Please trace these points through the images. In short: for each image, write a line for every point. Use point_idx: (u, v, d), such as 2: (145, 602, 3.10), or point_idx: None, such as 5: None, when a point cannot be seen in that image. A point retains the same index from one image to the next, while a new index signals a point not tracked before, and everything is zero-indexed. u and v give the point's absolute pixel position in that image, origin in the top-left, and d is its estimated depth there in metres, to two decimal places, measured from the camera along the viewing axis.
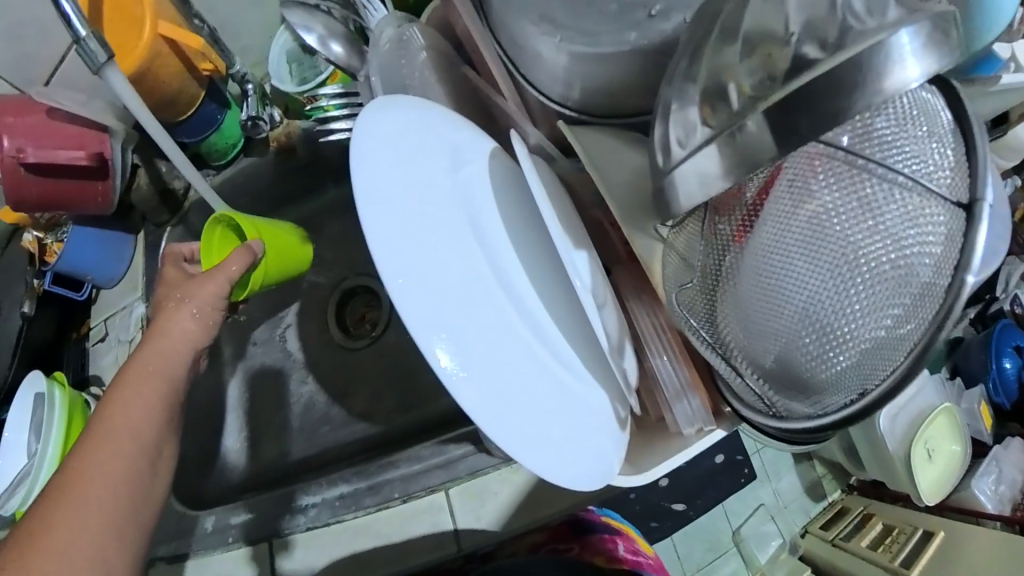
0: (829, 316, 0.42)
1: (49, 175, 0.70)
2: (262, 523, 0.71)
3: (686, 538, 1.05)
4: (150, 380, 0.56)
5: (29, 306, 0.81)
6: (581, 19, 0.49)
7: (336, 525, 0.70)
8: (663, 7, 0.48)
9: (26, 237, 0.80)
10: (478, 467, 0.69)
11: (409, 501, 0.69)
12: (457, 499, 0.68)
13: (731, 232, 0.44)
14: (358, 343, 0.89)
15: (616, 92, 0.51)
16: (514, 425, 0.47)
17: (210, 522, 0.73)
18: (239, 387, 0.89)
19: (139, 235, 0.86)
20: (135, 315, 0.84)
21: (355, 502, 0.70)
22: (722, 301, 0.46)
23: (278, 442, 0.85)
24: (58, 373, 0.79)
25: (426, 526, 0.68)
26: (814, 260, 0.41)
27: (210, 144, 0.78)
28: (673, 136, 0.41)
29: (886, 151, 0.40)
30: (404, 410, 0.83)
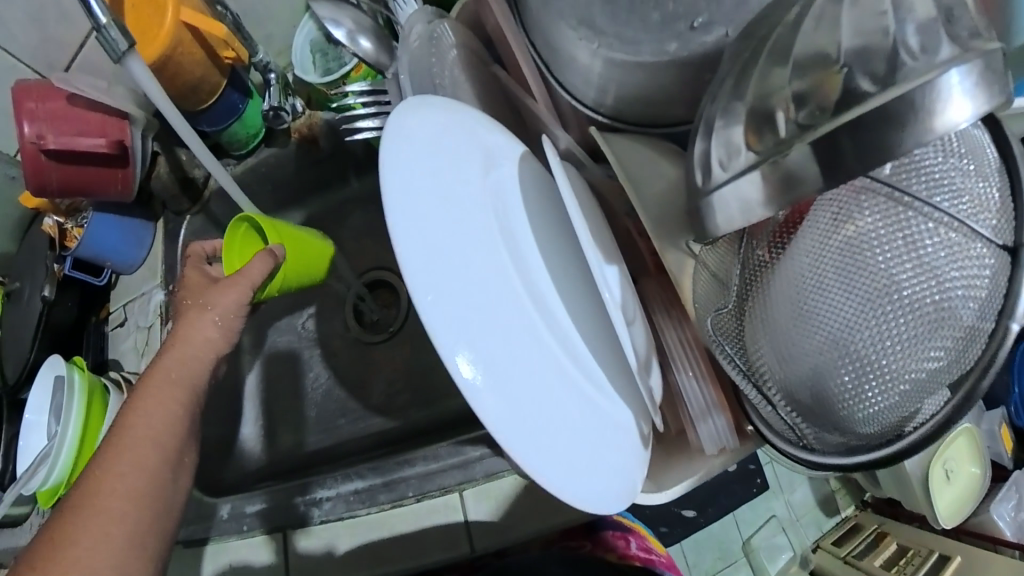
0: (873, 356, 0.40)
1: (71, 162, 0.71)
2: (277, 513, 0.72)
3: (696, 545, 1.04)
4: (171, 389, 0.57)
5: (50, 290, 0.81)
6: (622, 25, 0.46)
7: (350, 520, 0.70)
8: (706, 20, 0.45)
9: (46, 222, 0.83)
10: (495, 470, 0.68)
11: (422, 500, 0.69)
12: (471, 499, 0.67)
13: (770, 259, 0.42)
14: (375, 338, 0.87)
15: (653, 101, 0.49)
16: (539, 442, 0.44)
17: (227, 509, 0.74)
18: (255, 376, 0.90)
19: (159, 222, 0.87)
20: (155, 302, 0.85)
21: (369, 497, 0.70)
22: (751, 331, 0.44)
23: (294, 433, 0.86)
24: (79, 358, 0.79)
25: (438, 525, 0.67)
26: (853, 296, 0.39)
27: (232, 133, 0.76)
28: (714, 155, 0.38)
29: (939, 188, 0.37)
30: (420, 406, 0.83)
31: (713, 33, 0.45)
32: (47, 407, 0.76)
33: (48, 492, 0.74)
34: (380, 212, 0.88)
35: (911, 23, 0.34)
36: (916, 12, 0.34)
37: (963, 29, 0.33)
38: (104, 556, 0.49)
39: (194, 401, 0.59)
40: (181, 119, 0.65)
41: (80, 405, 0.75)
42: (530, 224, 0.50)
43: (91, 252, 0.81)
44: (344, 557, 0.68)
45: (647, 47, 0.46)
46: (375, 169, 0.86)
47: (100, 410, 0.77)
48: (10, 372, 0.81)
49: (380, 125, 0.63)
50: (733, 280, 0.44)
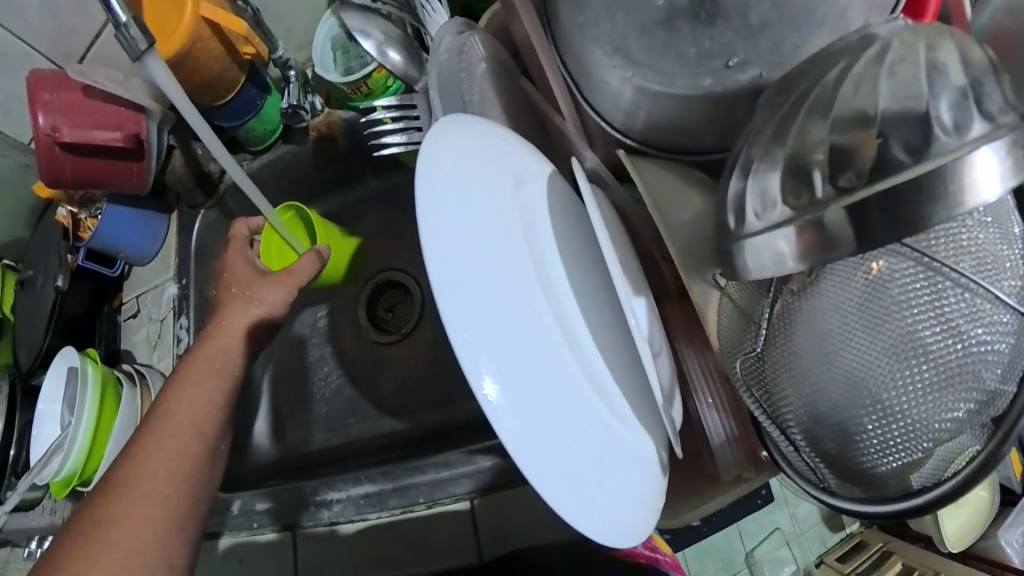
0: (895, 417, 0.39)
1: (86, 154, 0.71)
2: (286, 512, 0.72)
3: (698, 555, 1.03)
4: (214, 376, 0.58)
5: (63, 280, 0.81)
6: (660, 57, 0.43)
7: (359, 523, 0.69)
8: (742, 59, 0.41)
9: (60, 212, 0.82)
10: (504, 482, 0.65)
11: (433, 507, 0.67)
12: (481, 509, 0.65)
13: (791, 313, 0.40)
14: (387, 339, 0.84)
15: (684, 130, 0.47)
16: (561, 467, 0.43)
17: (237, 504, 0.75)
18: (268, 368, 0.88)
19: (173, 214, 0.86)
20: (167, 295, 0.84)
21: (378, 501, 0.69)
22: (767, 380, 0.43)
23: (301, 427, 0.84)
24: (92, 351, 0.78)
25: (447, 536, 0.66)
26: (876, 354, 0.38)
27: (250, 129, 0.76)
28: (749, 204, 0.37)
29: (966, 254, 0.36)
30: (432, 408, 0.79)
31: (747, 73, 0.42)
32: (61, 397, 0.77)
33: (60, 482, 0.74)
34: (397, 211, 0.86)
35: (945, 97, 0.33)
36: (952, 79, 0.34)
37: (995, 102, 0.33)
38: (138, 553, 0.48)
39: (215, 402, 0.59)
40: (194, 113, 0.60)
41: (94, 397, 0.74)
42: (558, 244, 0.48)
43: (104, 243, 0.80)
44: (354, 562, 0.68)
45: (679, 82, 0.43)
46: (389, 169, 0.84)
47: (113, 404, 0.77)
48: (23, 359, 0.82)
49: (407, 139, 0.64)
50: (752, 330, 0.43)
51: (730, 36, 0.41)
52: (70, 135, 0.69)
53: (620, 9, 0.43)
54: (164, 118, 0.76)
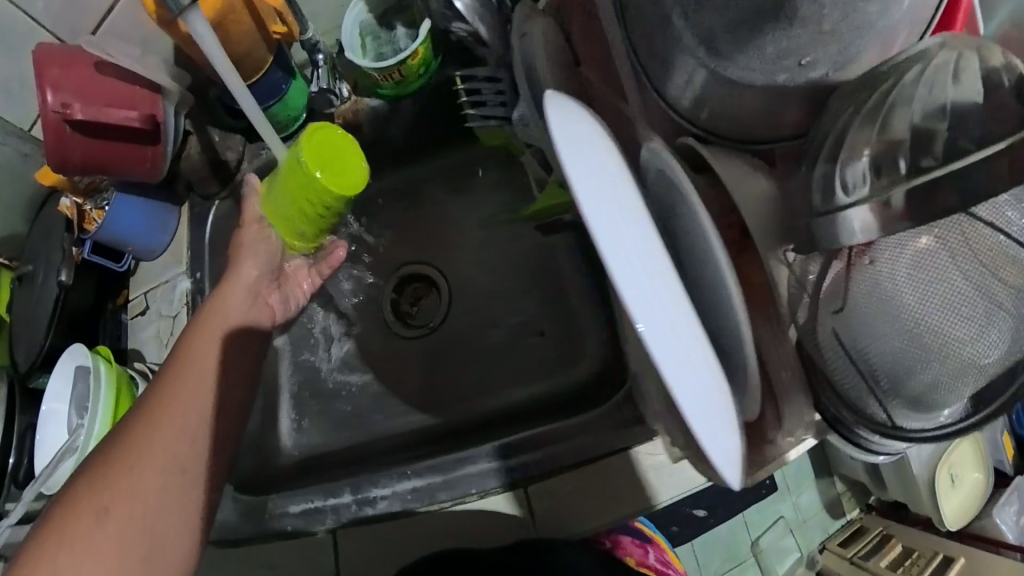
0: (955, 360, 0.45)
1: (96, 134, 0.67)
2: (325, 512, 0.67)
3: (705, 546, 1.11)
4: (211, 330, 0.64)
5: (68, 274, 0.77)
6: (742, 53, 0.47)
7: (409, 518, 0.65)
8: (813, 59, 0.46)
9: (64, 202, 0.77)
10: (564, 465, 0.64)
11: (483, 497, 0.65)
12: (536, 496, 0.64)
13: (868, 275, 0.46)
14: (413, 332, 0.84)
15: (747, 120, 0.51)
16: (728, 429, 0.37)
17: (267, 509, 0.69)
18: (286, 366, 0.83)
19: (184, 206, 0.83)
20: (179, 290, 0.81)
21: (427, 495, 0.66)
22: (846, 339, 0.48)
23: (327, 428, 0.80)
24: (104, 348, 0.74)
25: (504, 519, 0.64)
26: (926, 314, 0.45)
27: (272, 114, 0.72)
28: (842, 181, 0.44)
29: (1014, 225, 0.44)
30: (464, 399, 0.79)
31: (816, 72, 0.47)
32: (67, 397, 0.72)
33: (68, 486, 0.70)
34: (424, 203, 0.84)
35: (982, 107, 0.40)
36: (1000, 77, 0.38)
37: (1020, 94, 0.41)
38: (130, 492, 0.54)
39: (213, 361, 0.63)
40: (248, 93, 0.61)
41: (107, 396, 0.71)
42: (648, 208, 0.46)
43: (111, 234, 0.76)
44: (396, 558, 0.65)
45: (759, 75, 0.47)
46: (416, 161, 0.82)
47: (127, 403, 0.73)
48: (22, 359, 0.78)
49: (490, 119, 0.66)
50: (834, 297, 0.47)
51: (804, 39, 0.45)
52: (83, 115, 0.65)
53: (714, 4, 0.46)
54: (182, 99, 0.73)
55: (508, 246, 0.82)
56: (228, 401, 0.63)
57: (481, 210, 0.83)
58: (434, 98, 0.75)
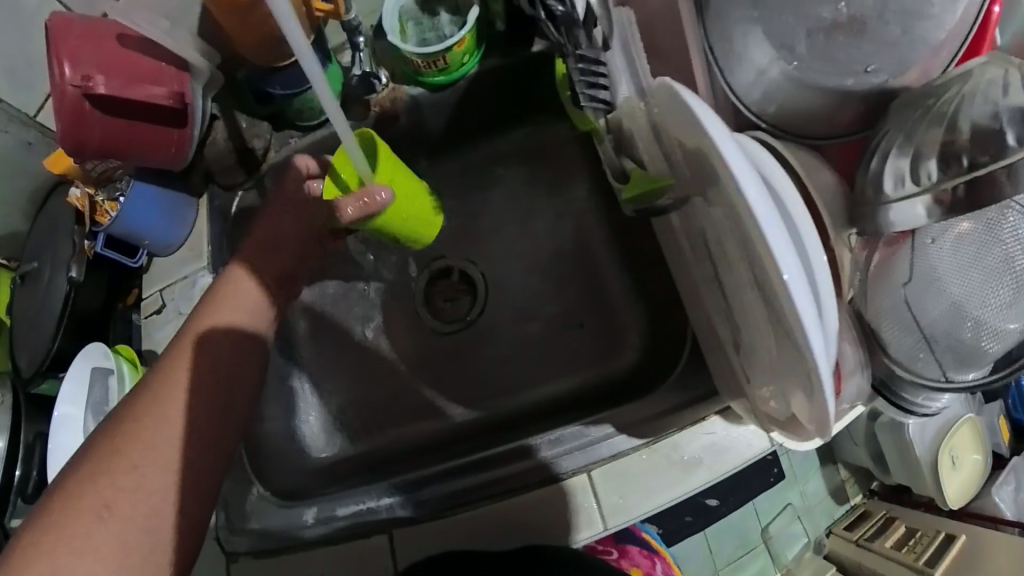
0: (994, 319, 0.56)
1: (117, 115, 0.62)
2: (377, 514, 0.65)
3: (718, 534, 1.13)
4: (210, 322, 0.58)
5: (78, 270, 0.71)
6: (819, 57, 0.53)
7: (465, 513, 0.63)
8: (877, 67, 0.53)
9: (73, 193, 0.73)
10: (620, 449, 0.63)
11: (546, 486, 0.63)
12: (599, 481, 0.63)
13: (929, 250, 0.55)
14: (450, 326, 0.82)
15: (813, 112, 0.58)
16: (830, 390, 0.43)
17: (310, 513, 0.66)
18: (316, 367, 0.80)
19: (202, 199, 0.78)
20: (201, 285, 0.74)
21: (488, 488, 0.64)
22: (909, 305, 0.56)
23: (366, 428, 0.78)
24: (126, 349, 0.70)
25: (564, 511, 0.62)
26: (960, 286, 0.56)
27: (308, 99, 0.70)
28: (892, 176, 0.54)
29: None
30: (506, 393, 0.77)
31: (877, 78, 0.54)
32: (83, 401, 0.64)
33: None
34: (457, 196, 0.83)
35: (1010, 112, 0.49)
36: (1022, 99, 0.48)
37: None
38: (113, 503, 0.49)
39: (216, 360, 0.57)
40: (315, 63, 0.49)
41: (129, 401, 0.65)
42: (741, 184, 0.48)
43: (126, 228, 0.72)
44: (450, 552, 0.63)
45: (828, 79, 0.54)
46: (450, 153, 0.82)
47: None
48: (25, 364, 0.72)
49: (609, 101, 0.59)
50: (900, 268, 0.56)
51: (873, 49, 0.52)
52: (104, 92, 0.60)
53: (794, 13, 0.51)
54: (210, 81, 0.69)
55: (546, 239, 0.81)
56: (226, 403, 0.57)
57: (517, 203, 0.83)
58: (477, 87, 0.73)
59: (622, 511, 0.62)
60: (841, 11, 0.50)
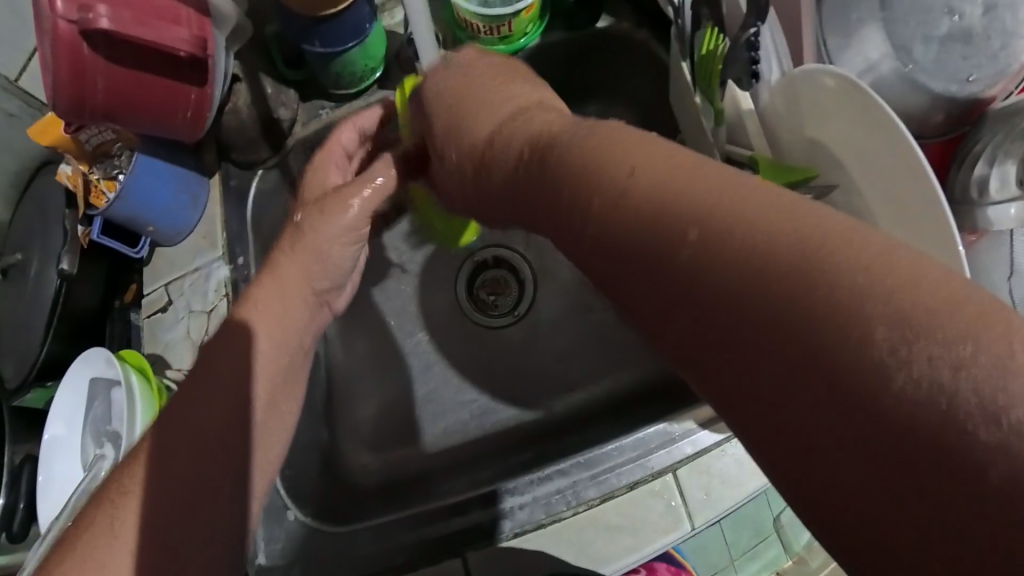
0: None
1: (123, 61, 0.53)
2: (441, 533, 0.55)
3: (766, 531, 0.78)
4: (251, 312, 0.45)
5: (70, 262, 0.61)
6: (943, 62, 0.45)
7: (553, 527, 0.55)
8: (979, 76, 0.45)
9: (63, 170, 0.63)
10: (706, 444, 0.56)
11: (633, 488, 0.56)
12: (685, 479, 0.56)
13: None
14: (499, 319, 0.71)
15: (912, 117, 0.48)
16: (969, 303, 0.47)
17: (364, 539, 0.56)
18: (352, 370, 0.69)
19: (216, 178, 0.68)
20: (217, 278, 0.64)
21: (574, 495, 0.56)
22: None
23: (410, 439, 0.66)
24: (131, 352, 0.56)
25: (646, 516, 0.55)
26: None
27: (348, 61, 0.64)
28: (989, 179, 0.47)
29: None
30: (566, 391, 0.68)
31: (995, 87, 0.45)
32: (81, 417, 0.53)
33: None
34: None
35: None
36: None
37: None
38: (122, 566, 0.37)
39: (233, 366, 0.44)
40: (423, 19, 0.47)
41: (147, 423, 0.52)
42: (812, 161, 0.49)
43: (131, 210, 0.61)
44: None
45: (940, 83, 0.45)
46: None
47: None
48: (11, 372, 0.60)
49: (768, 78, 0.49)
50: None
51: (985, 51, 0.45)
52: (106, 29, 0.50)
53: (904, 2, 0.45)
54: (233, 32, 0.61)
55: None
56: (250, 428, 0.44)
57: None
58: (536, 60, 0.66)
59: (712, 508, 0.55)
60: (957, 23, 0.45)
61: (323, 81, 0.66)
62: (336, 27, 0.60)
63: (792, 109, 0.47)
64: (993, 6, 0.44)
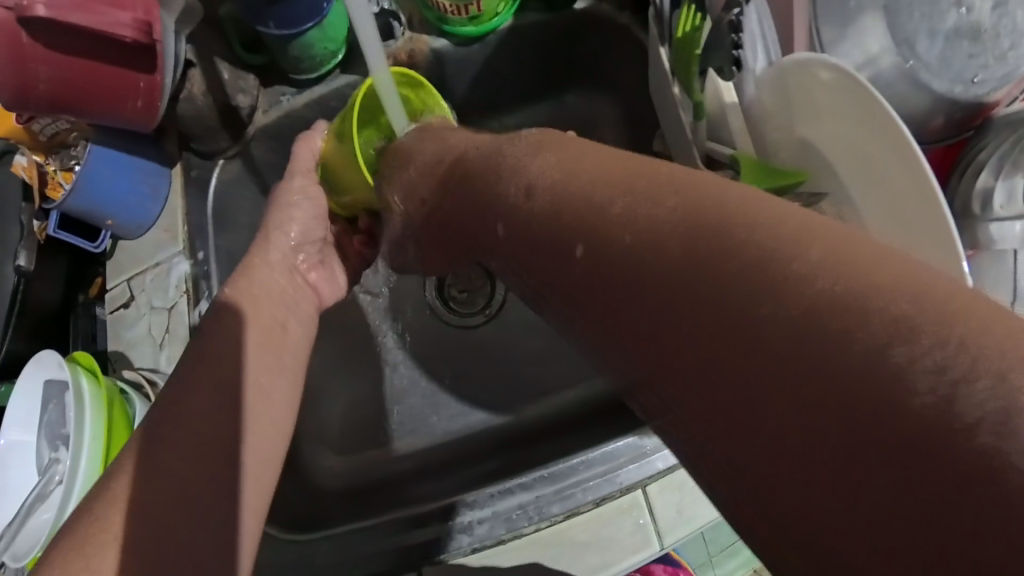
0: None
1: (63, 49, 0.50)
2: (401, 544, 0.53)
3: None
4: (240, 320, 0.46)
5: (26, 258, 0.59)
6: (948, 61, 0.43)
7: (516, 542, 0.52)
8: (984, 77, 0.43)
9: (17, 161, 0.60)
10: (680, 459, 0.53)
11: (600, 504, 0.53)
12: (657, 495, 0.53)
13: None
14: (472, 318, 0.69)
15: (907, 118, 0.46)
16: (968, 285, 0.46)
17: (322, 547, 0.54)
18: (318, 370, 0.65)
19: (176, 169, 0.65)
20: (178, 274, 0.62)
21: (537, 510, 0.53)
22: None
23: (378, 440, 0.65)
24: (84, 354, 0.54)
25: (615, 535, 0.52)
26: None
27: (306, 44, 0.60)
28: (997, 194, 0.45)
29: None
30: (537, 395, 0.65)
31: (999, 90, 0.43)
32: (34, 424, 0.52)
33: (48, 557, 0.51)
34: None
35: None
36: None
37: None
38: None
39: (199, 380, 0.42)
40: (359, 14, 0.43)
41: (97, 428, 0.50)
42: (802, 159, 0.43)
43: (86, 204, 0.58)
44: None
45: (941, 82, 0.43)
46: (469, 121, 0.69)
47: (124, 428, 0.53)
48: None
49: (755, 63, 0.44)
50: None
51: (987, 56, 0.43)
52: (43, 17, 0.47)
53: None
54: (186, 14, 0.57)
55: None
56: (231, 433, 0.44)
57: None
58: (509, 43, 0.62)
59: (685, 525, 0.52)
60: (965, 16, 0.43)
61: (284, 66, 0.63)
62: (292, 7, 0.56)
63: (786, 105, 0.42)
64: (1002, 2, 0.43)
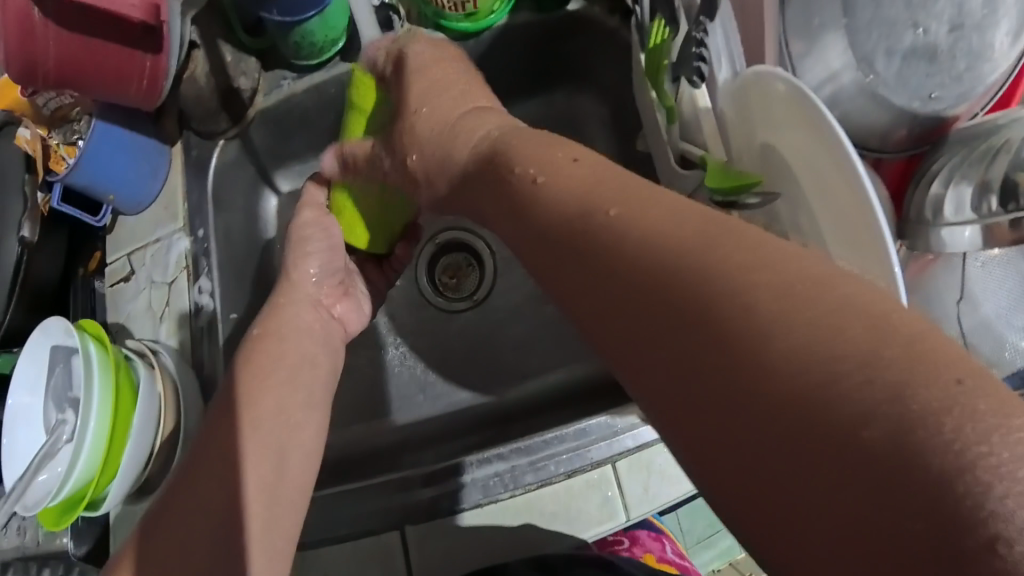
0: None
1: (71, 29, 0.51)
2: (386, 511, 0.57)
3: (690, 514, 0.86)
4: None
5: (30, 230, 0.60)
6: (911, 77, 0.48)
7: (491, 509, 0.57)
8: (941, 94, 0.48)
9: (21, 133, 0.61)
10: (648, 440, 0.57)
11: (571, 477, 0.57)
12: (625, 473, 0.57)
13: None
14: (457, 305, 0.73)
15: (861, 130, 0.50)
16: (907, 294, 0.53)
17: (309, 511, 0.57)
18: None
19: (176, 148, 0.67)
20: (177, 251, 0.65)
21: (512, 480, 0.57)
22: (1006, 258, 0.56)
23: (366, 415, 0.68)
24: (89, 322, 0.57)
25: (584, 507, 0.57)
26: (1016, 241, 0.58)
27: (307, 32, 0.62)
28: (947, 203, 0.51)
29: None
30: (519, 378, 0.70)
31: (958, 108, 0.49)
32: (40, 387, 0.54)
33: (55, 513, 0.54)
34: None
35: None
36: None
37: None
38: None
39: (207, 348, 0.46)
40: None
41: (104, 389, 0.53)
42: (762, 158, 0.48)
43: (86, 179, 0.60)
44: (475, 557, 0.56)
45: (899, 96, 0.48)
46: None
47: (129, 394, 0.55)
48: None
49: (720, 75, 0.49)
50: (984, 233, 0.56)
51: (944, 76, 0.48)
52: None
53: (876, 16, 0.47)
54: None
55: None
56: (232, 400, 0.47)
57: None
58: (503, 40, 0.65)
59: (649, 500, 0.57)
60: (922, 37, 0.47)
61: (284, 53, 0.65)
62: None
63: (743, 109, 0.47)
64: (959, 26, 0.47)
